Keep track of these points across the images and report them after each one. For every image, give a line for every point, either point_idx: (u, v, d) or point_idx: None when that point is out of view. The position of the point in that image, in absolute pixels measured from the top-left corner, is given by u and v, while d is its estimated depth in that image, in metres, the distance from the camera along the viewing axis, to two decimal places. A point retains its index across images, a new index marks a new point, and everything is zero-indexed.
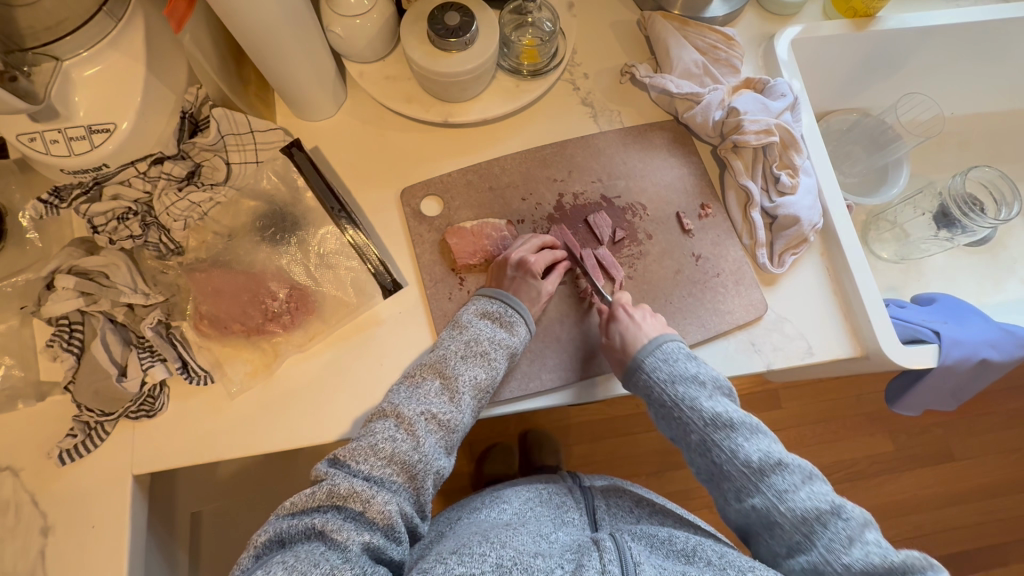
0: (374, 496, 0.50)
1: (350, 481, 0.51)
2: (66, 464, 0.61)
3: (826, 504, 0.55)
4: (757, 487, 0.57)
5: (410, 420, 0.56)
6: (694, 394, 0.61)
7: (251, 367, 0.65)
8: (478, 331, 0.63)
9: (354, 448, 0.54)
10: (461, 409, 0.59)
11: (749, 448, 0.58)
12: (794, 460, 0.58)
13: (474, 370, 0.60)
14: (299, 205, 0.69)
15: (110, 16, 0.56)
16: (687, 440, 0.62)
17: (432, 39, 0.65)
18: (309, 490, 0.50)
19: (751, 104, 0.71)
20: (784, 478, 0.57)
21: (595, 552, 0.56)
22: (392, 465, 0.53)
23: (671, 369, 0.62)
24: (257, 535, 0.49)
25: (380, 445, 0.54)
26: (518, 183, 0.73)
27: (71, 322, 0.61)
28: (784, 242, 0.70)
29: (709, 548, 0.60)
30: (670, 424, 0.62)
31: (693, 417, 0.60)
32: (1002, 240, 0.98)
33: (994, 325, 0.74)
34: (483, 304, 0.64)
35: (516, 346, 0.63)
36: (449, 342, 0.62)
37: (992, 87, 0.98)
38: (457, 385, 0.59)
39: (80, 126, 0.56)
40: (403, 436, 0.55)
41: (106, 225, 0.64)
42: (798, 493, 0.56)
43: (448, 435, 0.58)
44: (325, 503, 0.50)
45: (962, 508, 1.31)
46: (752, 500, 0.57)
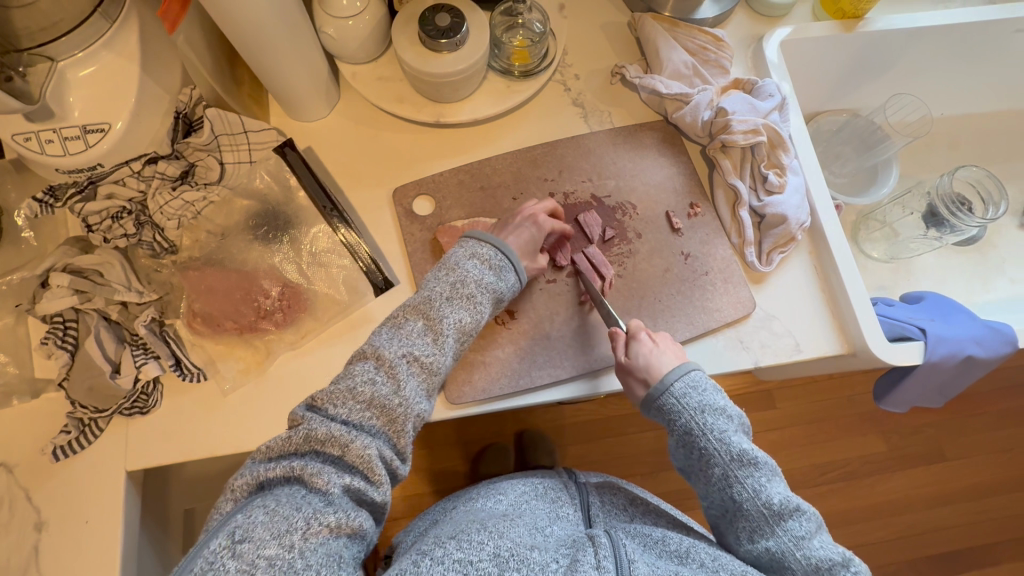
0: (354, 440, 0.48)
1: (327, 426, 0.49)
2: (60, 460, 0.62)
3: (838, 555, 0.55)
4: (773, 529, 0.57)
5: (391, 362, 0.54)
6: (721, 427, 0.60)
7: (244, 365, 0.65)
8: (466, 273, 0.62)
9: (332, 391, 0.52)
10: (443, 352, 0.58)
11: (772, 489, 0.58)
12: (809, 506, 0.59)
13: (458, 312, 0.60)
14: (292, 204, 0.70)
15: (105, 18, 0.57)
16: (706, 472, 0.61)
17: (423, 40, 0.66)
18: (285, 434, 0.48)
19: (739, 105, 0.72)
20: (800, 523, 0.57)
21: (590, 547, 0.57)
22: (371, 409, 0.51)
23: (699, 399, 0.61)
24: (233, 480, 0.46)
25: (359, 389, 0.52)
26: (509, 182, 0.74)
27: (65, 320, 0.62)
28: (771, 240, 0.71)
29: (703, 550, 0.60)
30: (690, 452, 0.61)
31: (720, 450, 0.59)
32: (992, 240, 0.99)
33: (979, 323, 0.75)
34: (472, 246, 0.64)
35: (502, 291, 0.63)
36: (435, 283, 0.61)
37: (980, 88, 0.99)
38: (442, 327, 0.58)
39: (75, 126, 0.57)
40: (383, 379, 0.53)
41: (100, 225, 0.64)
42: (812, 541, 0.56)
43: (430, 377, 0.56)
44: (303, 448, 0.48)
45: (954, 507, 1.31)
46: (766, 542, 0.57)
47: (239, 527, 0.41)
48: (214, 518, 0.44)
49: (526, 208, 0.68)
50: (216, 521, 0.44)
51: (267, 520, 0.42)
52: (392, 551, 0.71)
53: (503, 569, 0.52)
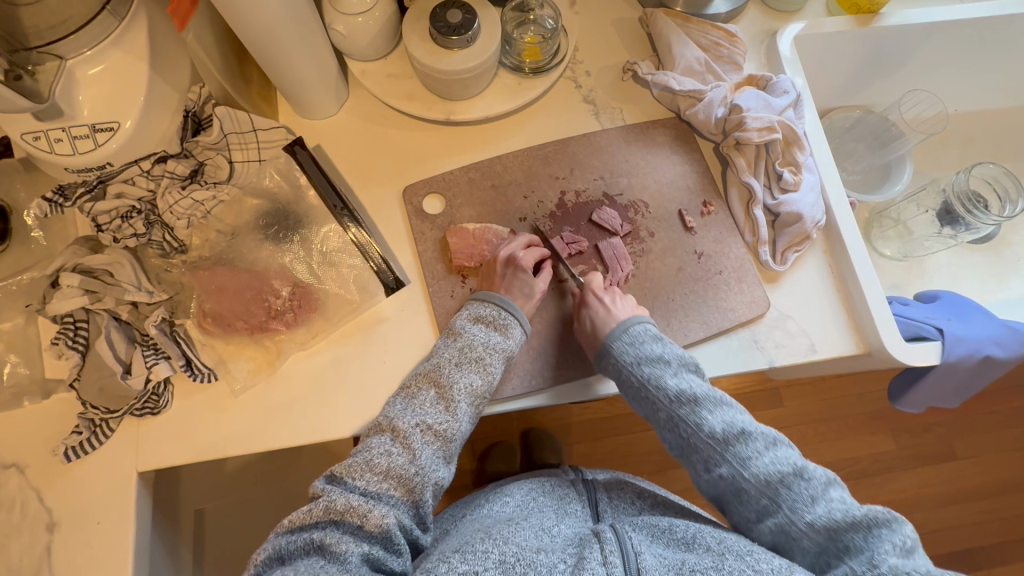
0: (370, 510, 0.51)
1: (346, 497, 0.52)
2: (73, 461, 0.62)
3: (788, 467, 0.56)
4: (723, 456, 0.58)
5: (406, 433, 0.57)
6: (659, 373, 0.62)
7: (254, 365, 0.65)
8: (472, 337, 0.63)
9: (350, 464, 0.55)
10: (457, 418, 0.59)
11: (713, 420, 0.60)
12: (757, 427, 0.59)
13: (470, 376, 0.61)
14: (302, 203, 0.69)
15: (113, 15, 0.56)
16: (656, 417, 0.63)
17: (434, 37, 0.65)
18: (306, 507, 0.52)
19: (753, 101, 0.71)
20: (748, 446, 0.58)
21: (596, 543, 0.56)
22: (388, 479, 0.54)
23: (636, 351, 0.63)
24: (257, 554, 0.50)
25: (375, 460, 0.55)
26: (520, 180, 0.73)
27: (76, 321, 0.61)
28: (786, 239, 0.70)
29: (709, 535, 0.59)
30: (640, 403, 0.64)
31: (660, 395, 0.61)
32: (1007, 237, 0.98)
33: (997, 322, 0.74)
34: (475, 309, 0.65)
35: (511, 349, 0.63)
36: (443, 349, 0.63)
37: (995, 84, 0.98)
38: (453, 394, 0.60)
39: (85, 125, 0.56)
40: (399, 450, 0.56)
41: (110, 224, 0.64)
42: (762, 459, 0.57)
43: (446, 445, 0.58)
44: (323, 520, 0.51)
45: (964, 507, 1.30)
46: (719, 471, 0.59)
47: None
48: None
49: (501, 250, 0.67)
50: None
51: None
52: None
53: None
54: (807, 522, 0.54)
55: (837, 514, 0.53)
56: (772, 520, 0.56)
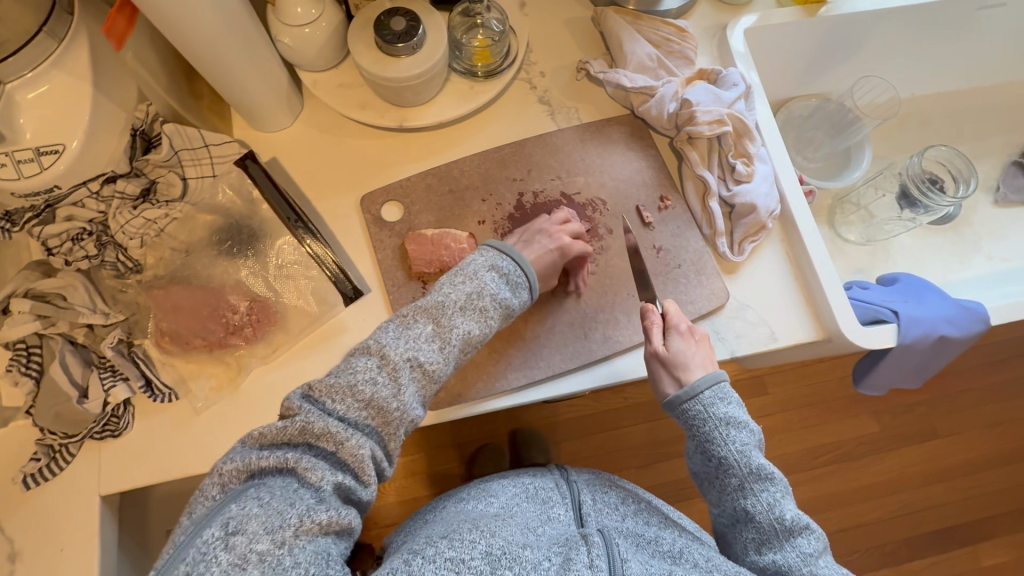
0: (348, 438, 0.49)
1: (324, 420, 0.49)
2: (32, 489, 0.61)
3: (840, 574, 0.55)
4: (782, 543, 0.57)
5: (395, 364, 0.54)
6: (742, 439, 0.60)
7: (216, 382, 0.65)
8: (484, 284, 0.61)
9: (331, 384, 0.52)
10: (447, 360, 0.57)
11: (785, 505, 0.58)
12: (818, 527, 0.58)
13: (469, 323, 0.59)
14: (256, 216, 0.69)
15: (52, 36, 0.55)
16: (722, 480, 0.61)
17: (380, 45, 0.65)
18: (280, 424, 0.48)
19: (703, 95, 0.72)
20: (808, 541, 0.57)
21: (583, 546, 0.57)
22: (368, 408, 0.51)
23: (724, 409, 0.61)
24: (224, 464, 0.46)
25: (358, 387, 0.52)
26: (477, 184, 0.73)
27: (28, 346, 0.61)
28: (742, 230, 0.71)
29: (696, 552, 0.62)
30: (708, 459, 0.61)
31: (739, 461, 0.59)
32: (967, 218, 1.00)
33: (951, 302, 0.75)
34: (493, 258, 0.63)
35: (513, 307, 0.63)
36: (450, 290, 0.61)
37: (948, 68, 1.00)
38: (449, 336, 0.58)
39: (27, 149, 0.55)
40: (385, 380, 0.53)
41: (61, 247, 0.62)
42: (820, 560, 0.56)
43: (428, 385, 0.56)
44: (298, 440, 0.48)
45: (947, 484, 1.32)
46: (773, 555, 0.57)
47: (233, 519, 0.42)
48: (202, 499, 0.44)
49: (551, 228, 0.68)
50: (205, 508, 0.44)
51: (261, 514, 0.43)
52: (383, 552, 0.70)
53: (495, 568, 0.52)
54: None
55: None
56: None
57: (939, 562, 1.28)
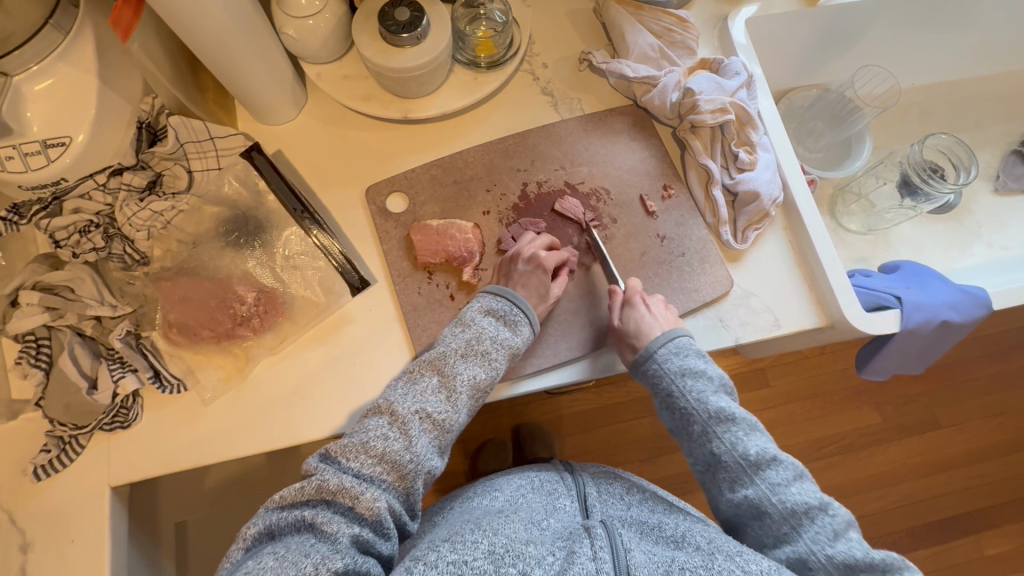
0: (363, 492, 0.51)
1: (339, 477, 0.52)
2: (43, 479, 0.61)
3: (814, 500, 0.57)
4: (752, 478, 0.59)
5: (404, 419, 0.57)
6: (701, 388, 0.63)
7: (224, 373, 0.65)
8: (481, 329, 0.63)
9: (346, 444, 0.55)
10: (457, 409, 0.60)
11: (748, 442, 0.61)
12: (787, 456, 0.61)
13: (473, 369, 0.61)
14: (262, 208, 0.69)
15: (58, 29, 0.55)
16: (688, 430, 0.64)
17: (384, 36, 0.65)
18: (298, 484, 0.52)
19: (706, 84, 0.72)
20: (777, 472, 0.59)
21: (586, 539, 0.57)
22: (382, 464, 0.54)
23: (680, 363, 0.64)
24: (248, 528, 0.50)
25: (371, 443, 0.54)
26: (481, 175, 0.74)
27: (37, 338, 0.61)
28: (745, 218, 0.71)
29: (698, 534, 0.61)
30: (673, 413, 0.64)
31: (699, 408, 0.62)
32: (968, 207, 1.00)
33: (954, 288, 0.75)
34: (487, 301, 0.65)
35: (518, 345, 0.64)
36: (451, 338, 0.63)
37: (948, 57, 1.00)
38: (455, 384, 0.60)
39: (35, 141, 0.55)
40: (395, 435, 0.56)
41: (69, 239, 0.63)
42: (789, 488, 0.58)
43: (442, 435, 0.58)
44: (314, 498, 0.51)
45: (949, 474, 1.33)
46: (745, 490, 0.60)
47: (251, 572, 0.44)
48: (230, 565, 0.47)
49: (525, 248, 0.67)
50: (230, 569, 0.46)
51: (277, 565, 0.45)
52: None
53: (498, 565, 0.52)
54: (827, 554, 0.54)
55: (857, 551, 0.54)
56: (790, 547, 0.56)
57: (941, 552, 1.29)
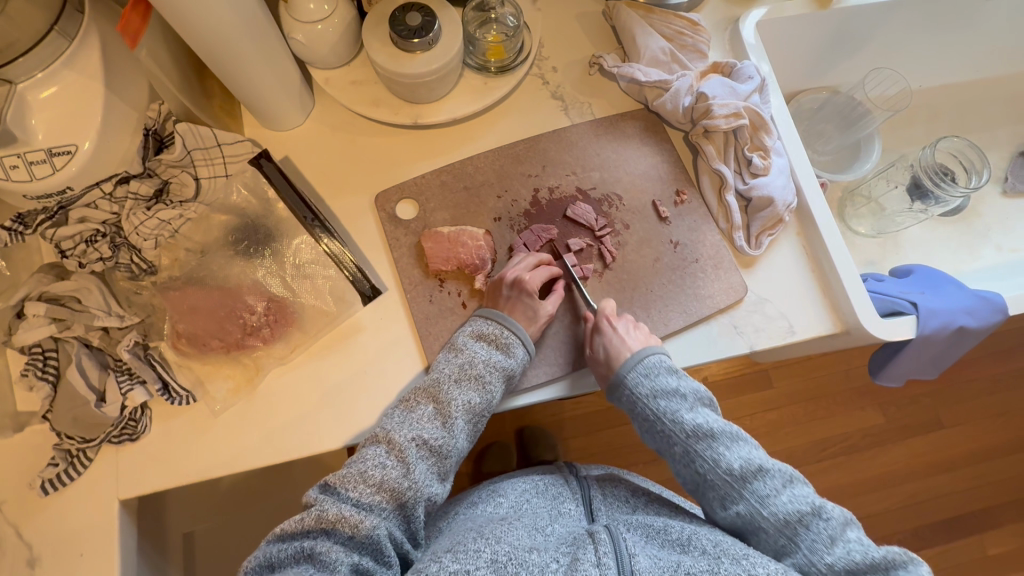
0: (362, 521, 0.52)
1: (338, 507, 0.53)
2: (51, 493, 0.60)
3: (806, 505, 0.57)
4: (740, 492, 0.59)
5: (401, 446, 0.57)
6: (675, 406, 0.63)
7: (233, 384, 0.64)
8: (473, 354, 0.63)
9: (344, 474, 0.55)
10: (453, 434, 0.60)
11: (730, 456, 0.60)
12: (774, 464, 0.60)
13: (468, 394, 0.61)
14: (271, 216, 0.68)
15: (63, 35, 0.55)
16: (671, 452, 0.63)
17: (395, 41, 0.64)
18: (299, 515, 0.53)
19: (719, 88, 0.72)
20: (765, 483, 0.58)
21: (590, 545, 0.56)
22: (381, 492, 0.54)
23: (651, 384, 0.64)
24: (251, 560, 0.51)
25: (369, 472, 0.55)
26: (492, 181, 0.73)
27: (44, 350, 0.60)
28: (759, 224, 0.71)
29: (704, 537, 0.60)
30: (654, 436, 0.64)
31: (676, 428, 0.62)
32: (976, 209, 1.00)
33: (969, 293, 0.75)
34: (479, 326, 0.64)
35: (513, 368, 0.63)
36: (444, 364, 0.63)
37: (957, 59, 1.00)
38: (451, 410, 0.60)
39: (40, 150, 0.54)
40: (393, 463, 0.56)
41: (74, 249, 0.62)
42: (779, 497, 0.58)
43: (440, 461, 0.59)
44: (314, 528, 0.52)
45: (954, 475, 1.33)
46: (736, 508, 0.59)
47: None
48: None
49: (508, 272, 0.66)
50: None
51: None
52: None
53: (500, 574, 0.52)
54: (826, 563, 0.54)
55: (856, 555, 0.54)
56: (790, 558, 0.56)
57: (944, 553, 1.29)
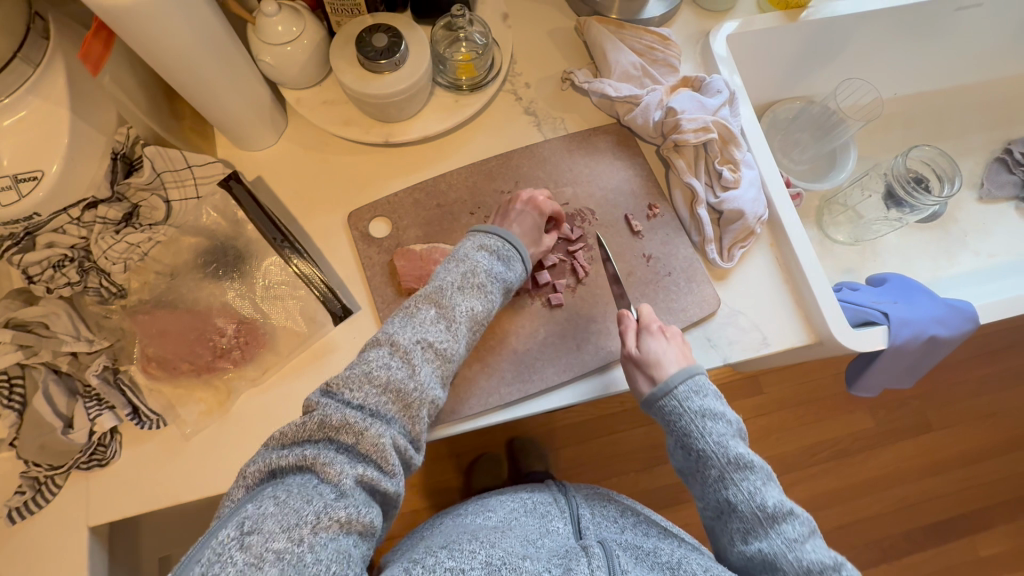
0: (368, 427, 0.49)
1: (343, 412, 0.50)
2: (18, 522, 0.60)
3: (829, 559, 0.56)
4: (767, 531, 0.58)
5: (406, 348, 0.55)
6: (721, 431, 0.61)
7: (205, 407, 0.64)
8: (477, 263, 0.62)
9: (347, 376, 0.53)
10: (457, 339, 0.58)
11: (765, 493, 0.59)
12: (802, 511, 0.60)
13: (471, 301, 0.60)
14: (242, 237, 0.68)
15: (27, 61, 0.54)
16: (703, 473, 0.62)
17: (362, 62, 0.64)
18: (300, 420, 0.49)
19: (688, 102, 0.72)
20: (793, 527, 0.58)
21: (584, 557, 0.57)
22: (387, 393, 0.52)
23: (701, 402, 0.62)
24: (249, 467, 0.47)
25: (375, 373, 0.53)
26: (465, 198, 0.73)
27: (10, 377, 0.59)
28: (731, 236, 0.71)
29: (693, 561, 0.61)
30: (688, 454, 0.62)
31: (717, 453, 0.60)
32: (953, 215, 1.01)
33: (941, 303, 0.76)
34: (481, 238, 0.64)
35: (512, 281, 0.64)
36: (445, 273, 0.62)
37: (930, 68, 1.01)
38: (455, 315, 0.59)
39: (5, 177, 0.54)
40: (399, 364, 0.54)
41: (42, 275, 0.61)
42: (805, 545, 0.57)
43: (444, 365, 0.57)
44: (317, 435, 0.48)
45: (943, 477, 1.33)
46: (758, 544, 0.58)
47: (250, 520, 0.41)
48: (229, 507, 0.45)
49: (523, 193, 0.69)
50: (230, 510, 0.44)
51: (277, 512, 0.42)
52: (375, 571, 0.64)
53: None
54: None
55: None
56: None
57: (937, 556, 1.29)
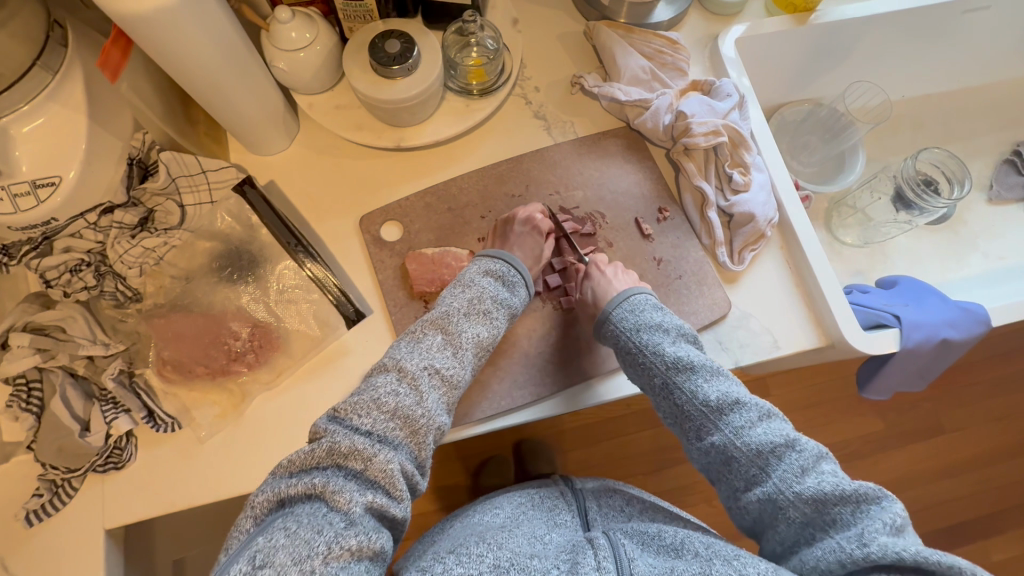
0: (377, 454, 0.48)
1: (351, 438, 0.48)
2: (35, 525, 0.60)
3: (780, 438, 0.56)
4: (716, 425, 0.58)
5: (413, 374, 0.55)
6: (657, 340, 0.62)
7: (219, 410, 0.64)
8: (482, 289, 0.63)
9: (354, 402, 0.51)
10: (463, 365, 0.58)
11: (708, 388, 0.59)
12: (752, 399, 0.59)
13: (477, 328, 0.60)
14: (256, 241, 0.69)
15: (46, 69, 0.55)
16: (650, 384, 0.62)
17: (375, 68, 0.65)
18: (308, 446, 0.47)
19: (697, 106, 0.72)
20: (740, 415, 0.57)
21: (589, 550, 0.56)
22: (395, 419, 0.51)
23: (636, 319, 0.63)
24: (255, 496, 0.45)
25: (383, 399, 0.52)
26: (476, 202, 0.73)
27: (28, 381, 0.60)
28: (741, 239, 0.71)
29: (697, 540, 0.58)
30: (634, 370, 0.63)
31: (657, 361, 0.61)
32: (962, 217, 1.01)
33: (952, 305, 0.75)
34: (486, 263, 0.65)
35: (515, 306, 0.64)
36: (451, 299, 0.62)
37: (939, 70, 1.01)
38: (461, 341, 0.59)
39: (24, 182, 0.54)
40: (407, 390, 0.53)
41: (59, 279, 0.62)
42: (754, 429, 0.57)
43: (451, 391, 0.57)
44: (325, 461, 0.47)
45: (955, 480, 1.32)
46: (711, 439, 0.58)
47: (262, 551, 0.40)
48: (237, 541, 0.43)
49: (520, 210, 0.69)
50: (240, 543, 0.42)
51: (289, 544, 0.41)
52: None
53: None
54: (794, 491, 0.53)
55: (827, 485, 0.52)
56: (760, 488, 0.55)
57: None
